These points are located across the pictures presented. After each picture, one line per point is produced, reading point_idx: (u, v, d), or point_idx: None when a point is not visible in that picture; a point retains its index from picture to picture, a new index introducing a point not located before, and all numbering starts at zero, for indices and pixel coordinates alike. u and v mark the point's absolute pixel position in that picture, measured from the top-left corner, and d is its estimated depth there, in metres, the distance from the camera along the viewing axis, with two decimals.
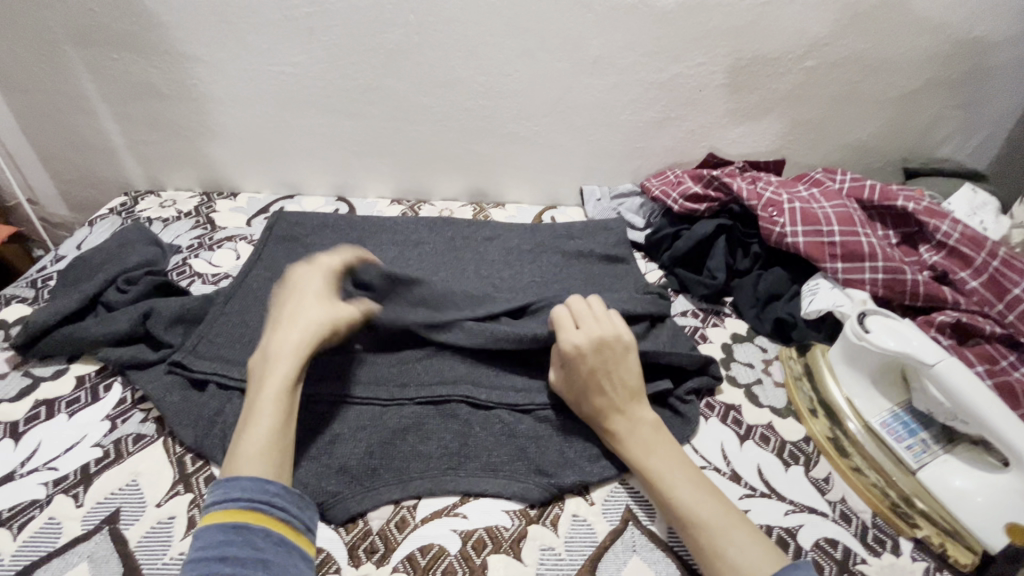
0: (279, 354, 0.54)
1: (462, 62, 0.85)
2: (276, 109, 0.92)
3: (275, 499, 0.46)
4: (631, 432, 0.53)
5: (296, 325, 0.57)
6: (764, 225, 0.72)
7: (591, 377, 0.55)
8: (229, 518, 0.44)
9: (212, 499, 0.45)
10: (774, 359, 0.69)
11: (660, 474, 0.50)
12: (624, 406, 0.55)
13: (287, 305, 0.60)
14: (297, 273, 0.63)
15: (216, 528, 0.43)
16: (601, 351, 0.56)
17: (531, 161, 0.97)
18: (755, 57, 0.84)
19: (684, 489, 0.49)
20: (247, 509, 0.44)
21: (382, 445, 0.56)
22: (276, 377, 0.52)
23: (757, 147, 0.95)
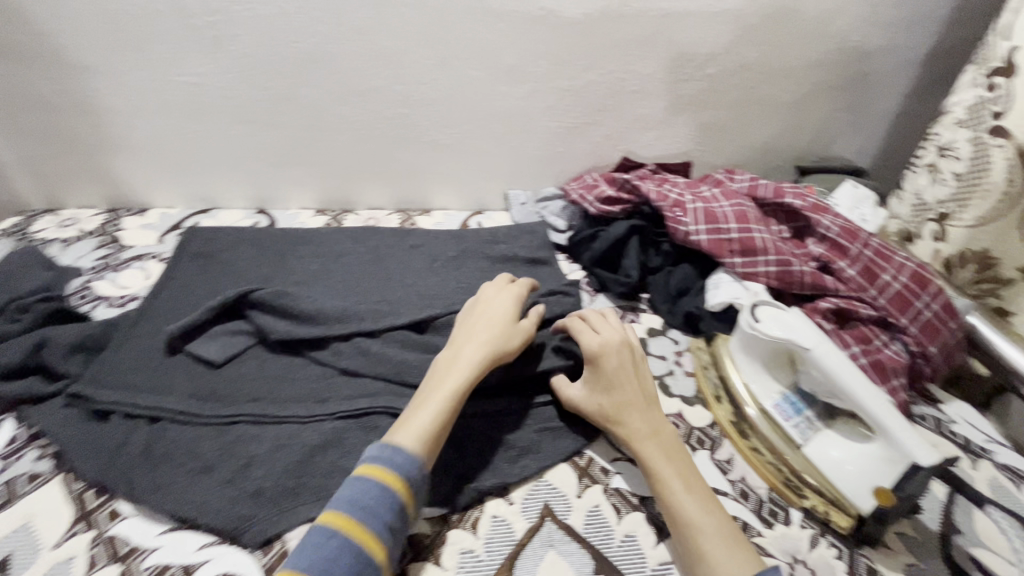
0: (465, 361, 0.57)
1: (377, 71, 0.85)
2: (184, 121, 0.88)
3: (420, 481, 0.50)
4: (646, 434, 0.55)
5: (482, 339, 0.60)
6: (671, 225, 0.77)
7: (616, 378, 0.58)
8: (382, 480, 0.48)
9: (378, 453, 0.50)
10: (685, 350, 0.74)
11: (667, 476, 0.52)
12: (643, 407, 0.57)
13: (476, 321, 0.62)
14: (484, 293, 0.66)
15: (369, 481, 0.48)
16: (624, 354, 0.59)
17: (455, 168, 0.98)
18: (660, 66, 0.89)
19: (688, 495, 0.51)
20: (399, 482, 0.48)
21: (299, 464, 0.55)
22: (456, 381, 0.55)
23: (669, 149, 1.00)
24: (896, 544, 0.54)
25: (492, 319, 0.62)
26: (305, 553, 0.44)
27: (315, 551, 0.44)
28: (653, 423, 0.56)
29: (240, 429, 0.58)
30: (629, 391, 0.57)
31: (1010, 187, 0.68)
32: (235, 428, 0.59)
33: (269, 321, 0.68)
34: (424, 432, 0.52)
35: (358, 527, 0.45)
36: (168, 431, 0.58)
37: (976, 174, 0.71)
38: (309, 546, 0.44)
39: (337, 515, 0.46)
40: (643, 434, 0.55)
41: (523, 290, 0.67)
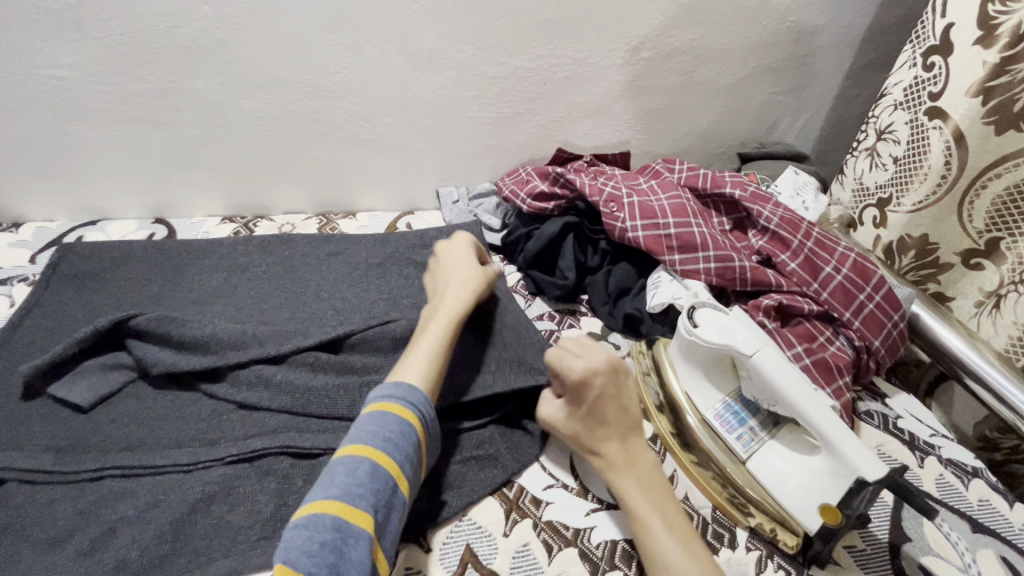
0: (450, 299, 0.59)
1: (278, 60, 0.75)
2: (54, 121, 0.76)
3: (431, 421, 0.49)
4: (626, 469, 0.50)
5: (458, 281, 0.62)
6: (607, 221, 0.71)
7: (597, 406, 0.52)
8: (400, 413, 0.47)
9: (391, 391, 0.49)
10: (626, 356, 0.69)
11: (649, 520, 0.47)
12: (622, 438, 0.52)
13: (448, 269, 0.65)
14: (444, 249, 0.68)
15: (387, 414, 0.47)
16: (609, 375, 0.53)
17: (378, 166, 0.90)
18: (593, 49, 0.83)
19: (671, 540, 0.45)
20: (417, 418, 0.48)
21: (175, 525, 0.47)
22: (444, 318, 0.57)
23: (607, 140, 0.95)
24: (845, 559, 0.51)
25: (464, 266, 0.64)
26: (330, 482, 0.42)
27: (345, 479, 0.42)
28: (632, 455, 0.52)
29: (106, 485, 0.50)
30: (610, 419, 0.52)
31: (947, 170, 0.66)
32: (102, 484, 0.50)
33: (150, 351, 0.59)
34: (434, 356, 0.53)
35: (384, 457, 0.44)
36: (14, 496, 0.49)
37: (913, 158, 0.69)
38: (335, 476, 0.42)
39: (361, 446, 0.44)
40: (622, 469, 0.50)
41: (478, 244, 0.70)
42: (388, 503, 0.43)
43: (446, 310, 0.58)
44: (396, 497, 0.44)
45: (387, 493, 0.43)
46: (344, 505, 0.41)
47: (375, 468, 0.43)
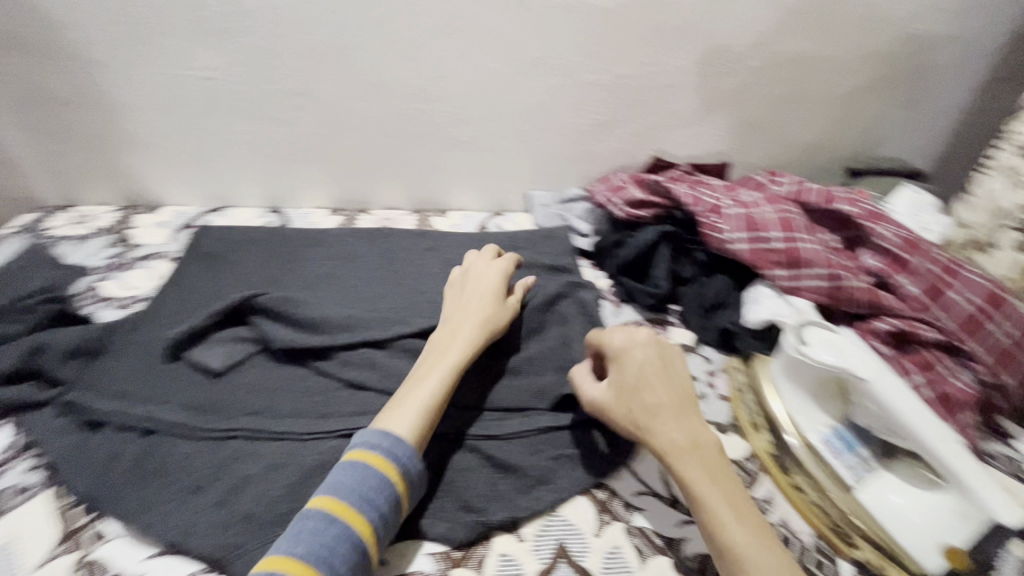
0: (460, 339, 0.58)
1: (393, 64, 0.80)
2: (197, 118, 0.85)
3: (415, 476, 0.49)
4: (686, 446, 0.48)
5: (472, 319, 0.61)
6: (707, 232, 0.71)
7: (641, 379, 0.52)
8: (380, 466, 0.47)
9: (373, 441, 0.49)
10: (719, 371, 0.68)
11: (713, 505, 0.45)
12: (678, 420, 0.49)
13: (469, 298, 0.64)
14: (473, 274, 0.67)
15: (365, 467, 0.47)
16: (651, 352, 0.54)
17: (474, 167, 0.93)
18: (697, 58, 0.82)
19: (737, 526, 0.43)
20: (398, 473, 0.47)
21: (294, 488, 0.52)
22: (449, 361, 0.56)
23: (702, 150, 0.93)
24: None
25: (482, 297, 0.63)
26: (297, 538, 0.43)
27: (313, 536, 0.42)
28: (691, 433, 0.49)
29: (236, 445, 0.55)
30: (660, 399, 0.50)
31: None
32: (231, 443, 0.56)
33: (274, 328, 0.65)
34: (431, 402, 0.52)
35: (358, 516, 0.44)
36: (159, 446, 0.55)
37: None
38: (304, 530, 0.43)
39: (337, 500, 0.45)
40: (681, 446, 0.48)
41: (507, 267, 0.68)
42: (355, 565, 0.43)
43: (454, 352, 0.57)
44: (364, 559, 0.43)
45: (355, 555, 0.43)
46: (307, 565, 0.41)
47: (348, 528, 0.43)
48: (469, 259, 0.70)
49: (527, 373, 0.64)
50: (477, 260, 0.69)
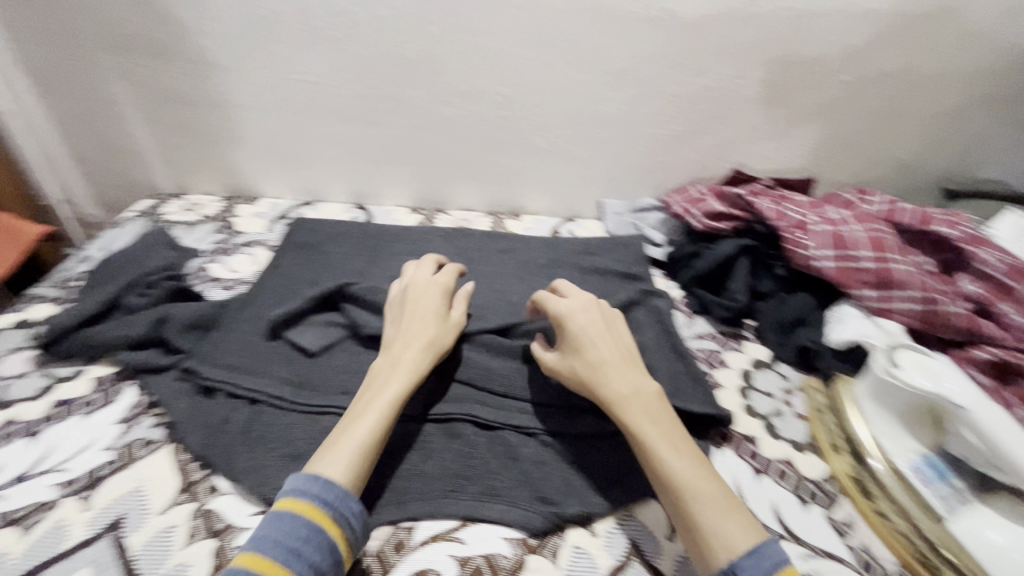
0: (402, 365, 0.56)
1: (482, 72, 0.84)
2: (298, 118, 0.92)
3: (353, 520, 0.46)
4: (628, 396, 0.53)
5: (414, 342, 0.59)
6: (790, 247, 0.70)
7: (584, 338, 0.57)
8: (309, 514, 0.45)
9: (299, 488, 0.46)
10: (796, 390, 0.67)
11: (656, 443, 0.50)
12: (621, 374, 0.54)
13: (409, 318, 0.61)
14: (411, 288, 0.64)
15: (294, 516, 0.45)
16: (592, 316, 0.59)
17: (550, 173, 0.96)
18: (785, 72, 0.81)
19: (677, 459, 0.48)
20: (329, 519, 0.45)
21: (382, 463, 0.55)
22: (393, 390, 0.54)
23: (783, 165, 0.91)
24: None
25: (426, 318, 0.61)
26: None
27: None
28: (635, 384, 0.54)
29: (330, 419, 0.60)
30: (602, 355, 0.56)
31: None
32: (326, 418, 0.60)
33: (365, 316, 0.69)
34: (372, 441, 0.50)
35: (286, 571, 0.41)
36: (264, 415, 0.60)
37: None
38: None
39: (261, 556, 0.42)
40: (625, 396, 0.53)
41: (449, 281, 0.66)
42: None
43: (394, 381, 0.55)
44: None
45: None
46: None
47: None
48: (409, 273, 0.67)
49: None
50: (411, 276, 0.66)
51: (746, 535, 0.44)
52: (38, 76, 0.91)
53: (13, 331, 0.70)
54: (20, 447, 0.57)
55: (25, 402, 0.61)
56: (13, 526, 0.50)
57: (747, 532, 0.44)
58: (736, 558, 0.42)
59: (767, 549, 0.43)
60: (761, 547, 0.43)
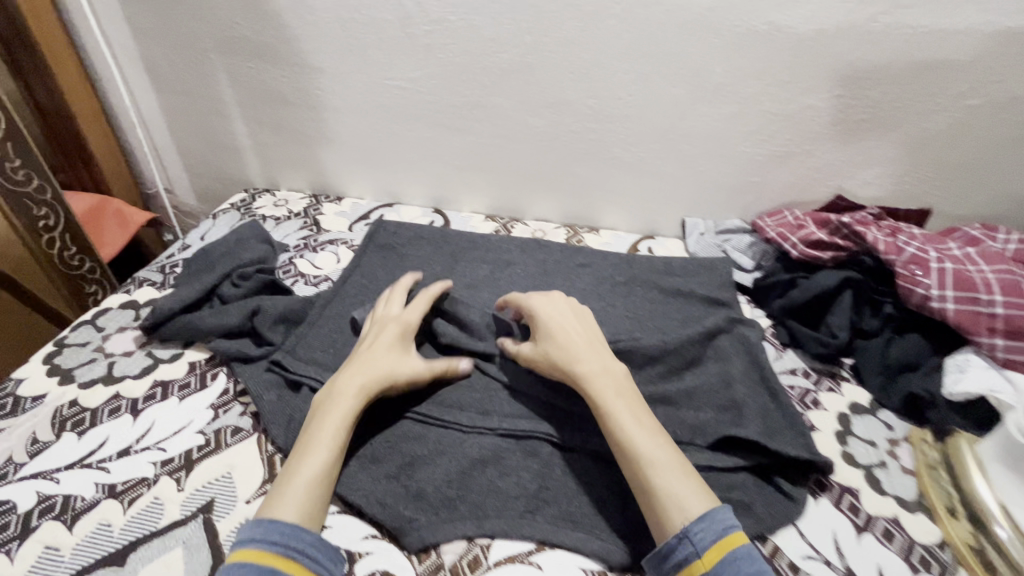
0: (342, 392, 0.55)
1: (574, 84, 0.83)
2: (387, 122, 0.94)
3: (309, 550, 0.46)
4: (600, 373, 0.56)
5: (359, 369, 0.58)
6: (904, 284, 0.64)
7: (555, 324, 0.61)
8: (258, 560, 0.43)
9: (243, 539, 0.45)
10: (902, 440, 0.61)
11: (621, 415, 0.53)
12: (590, 354, 0.58)
13: (359, 351, 0.61)
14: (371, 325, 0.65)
15: (245, 567, 0.43)
16: (563, 308, 0.64)
17: (633, 189, 0.93)
18: (903, 93, 0.75)
19: (640, 432, 0.52)
20: (280, 555, 0.44)
21: (460, 475, 0.55)
22: (337, 414, 0.54)
23: (890, 192, 0.85)
24: None
25: (373, 348, 0.60)
26: None
27: None
28: (607, 364, 0.58)
29: (407, 424, 0.60)
30: (572, 337, 0.60)
31: None
32: (401, 424, 0.60)
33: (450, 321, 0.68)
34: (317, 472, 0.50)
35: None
36: None
37: None
38: None
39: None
40: (597, 373, 0.56)
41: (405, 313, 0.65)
42: None
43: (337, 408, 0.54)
44: None
45: None
46: None
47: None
48: (376, 308, 0.68)
49: (685, 406, 0.62)
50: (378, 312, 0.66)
51: (699, 502, 0.48)
52: (156, 74, 0.98)
53: (122, 310, 0.75)
54: (125, 423, 0.60)
55: (130, 379, 0.65)
56: (115, 499, 0.53)
57: (700, 499, 0.48)
58: (688, 523, 0.46)
59: (718, 515, 0.47)
60: (713, 513, 0.47)
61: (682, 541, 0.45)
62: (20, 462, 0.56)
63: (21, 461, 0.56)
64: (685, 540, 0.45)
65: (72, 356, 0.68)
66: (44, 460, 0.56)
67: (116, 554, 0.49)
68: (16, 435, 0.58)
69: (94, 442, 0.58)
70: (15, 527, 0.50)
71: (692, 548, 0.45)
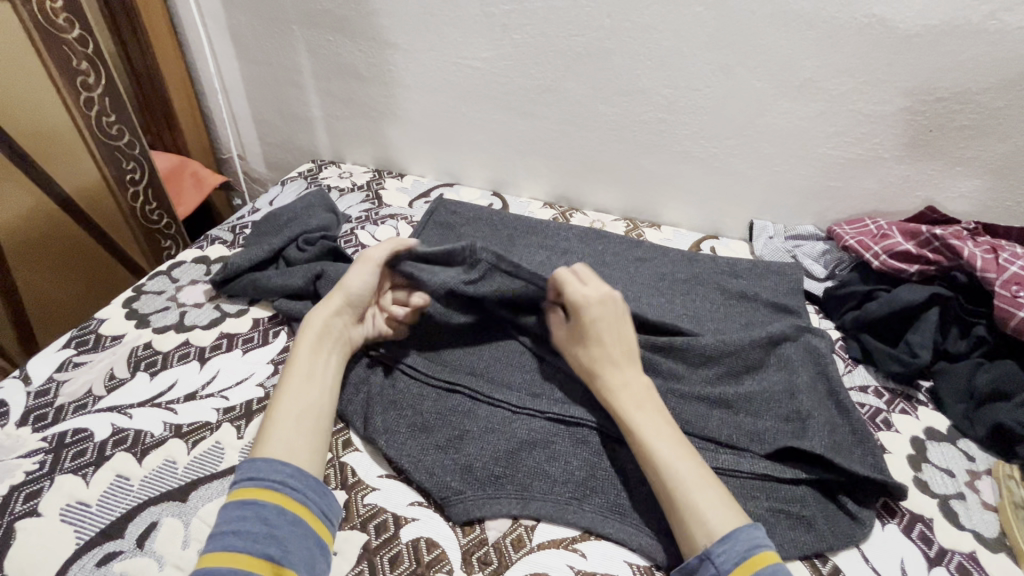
0: (306, 344, 0.57)
1: (650, 72, 0.80)
2: (456, 102, 0.95)
3: (289, 480, 0.46)
4: (619, 388, 0.54)
5: (321, 319, 0.59)
6: (1002, 305, 0.60)
7: (593, 330, 0.57)
8: (244, 497, 0.44)
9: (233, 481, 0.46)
10: (984, 473, 0.57)
11: (644, 428, 0.51)
12: (618, 365, 0.56)
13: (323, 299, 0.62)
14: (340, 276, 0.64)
15: (231, 505, 0.44)
16: (605, 307, 0.58)
17: (700, 185, 0.90)
18: (1019, 99, 0.69)
19: (664, 445, 0.50)
20: (260, 490, 0.45)
21: (507, 454, 0.54)
22: (300, 363, 0.56)
23: (989, 208, 0.78)
24: None
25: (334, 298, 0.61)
26: None
27: None
28: (631, 377, 0.55)
29: (458, 398, 0.60)
30: (606, 348, 0.57)
31: None
32: (453, 397, 0.60)
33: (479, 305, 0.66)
34: (285, 421, 0.51)
35: (241, 554, 0.41)
36: (399, 381, 0.61)
37: None
38: None
39: (215, 552, 0.41)
40: (616, 387, 0.55)
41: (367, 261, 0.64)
42: None
43: (304, 352, 0.56)
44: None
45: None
46: None
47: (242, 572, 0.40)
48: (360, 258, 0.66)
49: (744, 412, 0.60)
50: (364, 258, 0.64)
51: (724, 518, 0.45)
52: (240, 43, 1.02)
53: (194, 265, 0.79)
54: (191, 369, 0.63)
55: (199, 330, 0.68)
56: (179, 439, 0.55)
57: (727, 519, 0.45)
58: (711, 544, 0.44)
59: (741, 536, 0.44)
60: (735, 535, 0.44)
61: (703, 563, 0.43)
62: (98, 395, 0.59)
63: (100, 394, 0.60)
64: (706, 562, 0.43)
65: (148, 303, 0.72)
66: (119, 395, 0.59)
67: (180, 490, 0.51)
68: (96, 369, 0.62)
69: (165, 384, 0.61)
70: (92, 454, 0.54)
71: (715, 570, 0.42)
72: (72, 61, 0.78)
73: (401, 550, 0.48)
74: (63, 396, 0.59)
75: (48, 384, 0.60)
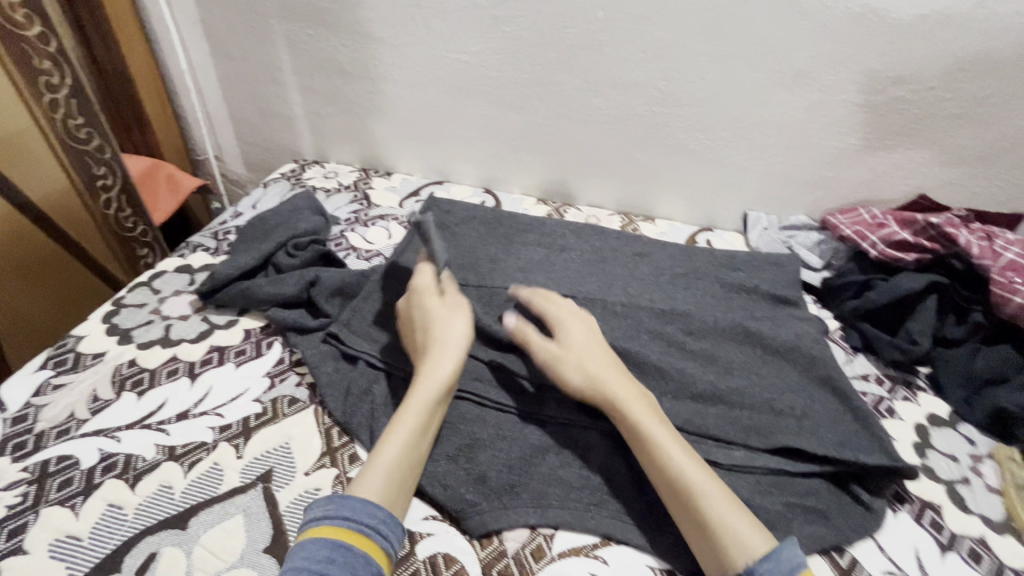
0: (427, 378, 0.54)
1: (644, 64, 0.79)
2: (445, 98, 0.92)
3: (380, 525, 0.43)
4: (644, 406, 0.53)
5: (442, 351, 0.56)
6: (999, 291, 0.61)
7: (582, 356, 0.57)
8: (335, 536, 0.42)
9: (318, 514, 0.43)
10: (986, 457, 0.58)
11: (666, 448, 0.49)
12: (629, 385, 0.55)
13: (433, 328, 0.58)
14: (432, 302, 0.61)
15: (318, 541, 0.41)
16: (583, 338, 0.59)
17: (695, 178, 0.89)
18: (1007, 87, 0.70)
19: (689, 464, 0.48)
20: (354, 532, 0.42)
21: (521, 462, 0.53)
22: (419, 396, 0.52)
23: (976, 194, 0.79)
24: None
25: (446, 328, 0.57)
26: None
27: None
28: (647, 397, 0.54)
29: (465, 405, 0.58)
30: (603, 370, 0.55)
31: None
32: (460, 405, 0.58)
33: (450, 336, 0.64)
34: (394, 463, 0.48)
35: None
36: (403, 390, 0.59)
37: None
38: None
39: None
40: (642, 405, 0.53)
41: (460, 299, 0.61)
42: None
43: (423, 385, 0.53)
44: None
45: None
46: None
47: None
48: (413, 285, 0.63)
49: (739, 406, 0.60)
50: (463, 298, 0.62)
51: (756, 537, 0.43)
52: (214, 38, 0.97)
53: (176, 274, 0.75)
54: (182, 387, 0.60)
55: (187, 344, 0.65)
56: (174, 462, 0.52)
57: (758, 536, 0.43)
58: (751, 562, 0.42)
59: (784, 554, 0.42)
60: (778, 551, 0.42)
61: None
62: (82, 419, 0.56)
63: (83, 417, 0.56)
64: None
65: (130, 317, 0.68)
66: (105, 418, 0.56)
67: (178, 516, 0.48)
68: (77, 391, 0.58)
69: (154, 403, 0.58)
70: (79, 482, 0.50)
71: None
72: (33, 60, 0.73)
73: (418, 568, 0.47)
74: (43, 421, 0.55)
75: (26, 410, 0.56)
